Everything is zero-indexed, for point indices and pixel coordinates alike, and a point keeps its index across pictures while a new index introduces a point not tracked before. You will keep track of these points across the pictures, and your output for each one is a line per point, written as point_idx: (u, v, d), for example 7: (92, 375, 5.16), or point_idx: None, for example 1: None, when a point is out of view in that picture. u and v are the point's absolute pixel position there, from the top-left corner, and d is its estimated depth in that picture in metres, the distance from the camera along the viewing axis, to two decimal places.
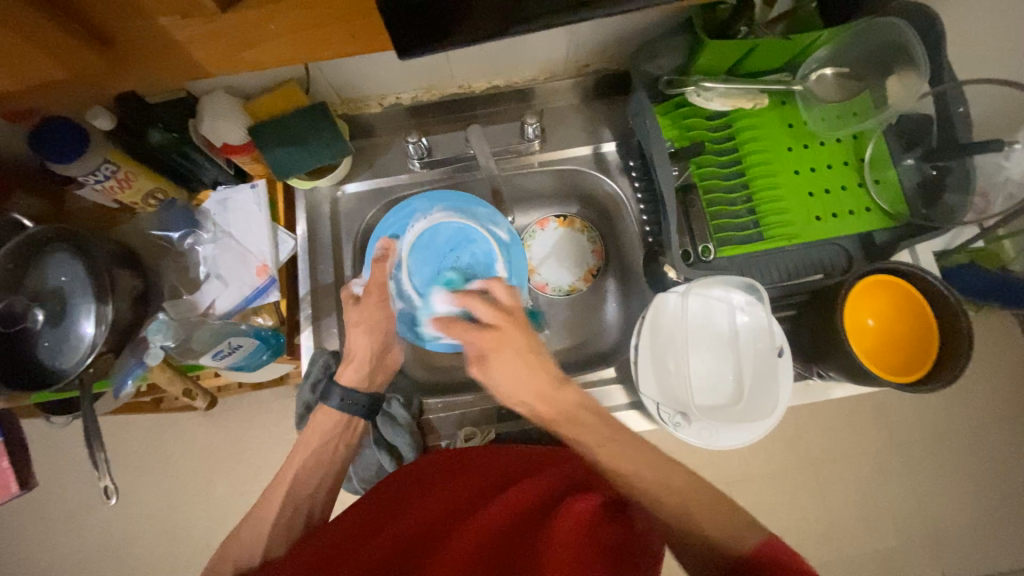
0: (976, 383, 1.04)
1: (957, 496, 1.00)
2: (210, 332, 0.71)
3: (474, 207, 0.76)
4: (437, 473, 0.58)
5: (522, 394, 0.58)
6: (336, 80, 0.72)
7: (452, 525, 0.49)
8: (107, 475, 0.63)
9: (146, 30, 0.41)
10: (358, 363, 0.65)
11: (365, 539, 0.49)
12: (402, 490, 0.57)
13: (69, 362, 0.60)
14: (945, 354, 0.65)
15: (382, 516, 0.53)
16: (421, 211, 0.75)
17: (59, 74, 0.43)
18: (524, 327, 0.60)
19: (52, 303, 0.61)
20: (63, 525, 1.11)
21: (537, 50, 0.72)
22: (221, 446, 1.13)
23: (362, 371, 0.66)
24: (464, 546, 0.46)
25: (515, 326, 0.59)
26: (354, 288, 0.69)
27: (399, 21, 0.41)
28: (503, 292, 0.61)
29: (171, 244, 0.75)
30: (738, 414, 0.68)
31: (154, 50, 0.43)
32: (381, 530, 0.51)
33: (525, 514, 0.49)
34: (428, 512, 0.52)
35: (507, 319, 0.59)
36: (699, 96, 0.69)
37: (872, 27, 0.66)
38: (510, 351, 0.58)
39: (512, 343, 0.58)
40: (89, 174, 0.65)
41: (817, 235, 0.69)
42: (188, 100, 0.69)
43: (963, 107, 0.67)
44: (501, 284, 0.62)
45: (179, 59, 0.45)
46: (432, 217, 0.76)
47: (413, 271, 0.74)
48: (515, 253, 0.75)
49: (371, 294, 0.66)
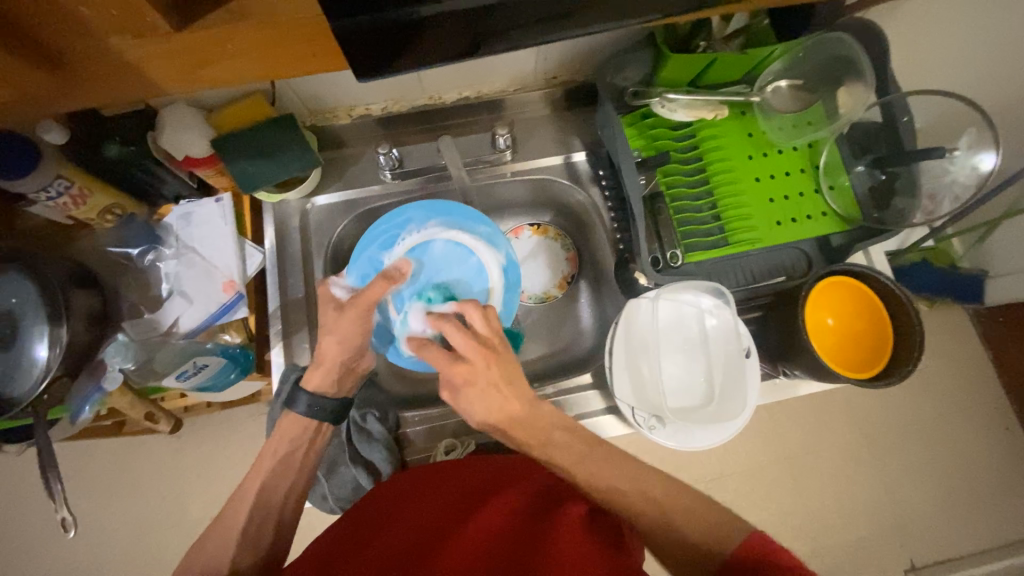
0: (931, 375, 1.10)
1: (920, 484, 1.05)
2: (174, 352, 0.69)
3: (477, 225, 0.74)
4: (412, 492, 0.57)
5: (495, 417, 0.53)
6: (304, 92, 0.71)
7: (434, 539, 0.49)
8: (65, 506, 0.59)
9: (99, 49, 0.40)
10: (326, 369, 0.62)
11: (343, 562, 0.49)
12: (374, 513, 0.55)
13: (21, 387, 0.58)
14: (903, 342, 0.68)
15: (360, 536, 0.52)
16: (415, 221, 0.74)
17: (2, 92, 0.41)
18: (503, 358, 0.53)
19: (1, 326, 0.58)
20: (18, 561, 1.05)
21: (507, 62, 0.74)
22: (191, 468, 1.09)
23: (330, 378, 0.63)
24: (448, 562, 0.46)
25: (490, 362, 0.52)
26: (335, 290, 0.65)
27: (359, 51, 0.41)
28: (478, 319, 0.55)
29: (131, 259, 0.73)
30: (712, 414, 0.70)
31: (106, 68, 0.42)
32: (358, 552, 0.50)
33: (507, 524, 0.49)
34: (406, 528, 0.51)
35: (483, 353, 0.53)
36: (664, 107, 0.71)
37: (821, 41, 0.70)
38: (484, 383, 0.52)
39: (486, 376, 0.52)
40: (41, 190, 0.62)
41: (780, 240, 0.72)
42: (146, 112, 0.67)
43: (907, 117, 0.72)
44: (474, 309, 0.55)
45: (134, 77, 0.43)
46: (427, 230, 0.74)
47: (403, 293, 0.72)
48: (513, 276, 0.75)
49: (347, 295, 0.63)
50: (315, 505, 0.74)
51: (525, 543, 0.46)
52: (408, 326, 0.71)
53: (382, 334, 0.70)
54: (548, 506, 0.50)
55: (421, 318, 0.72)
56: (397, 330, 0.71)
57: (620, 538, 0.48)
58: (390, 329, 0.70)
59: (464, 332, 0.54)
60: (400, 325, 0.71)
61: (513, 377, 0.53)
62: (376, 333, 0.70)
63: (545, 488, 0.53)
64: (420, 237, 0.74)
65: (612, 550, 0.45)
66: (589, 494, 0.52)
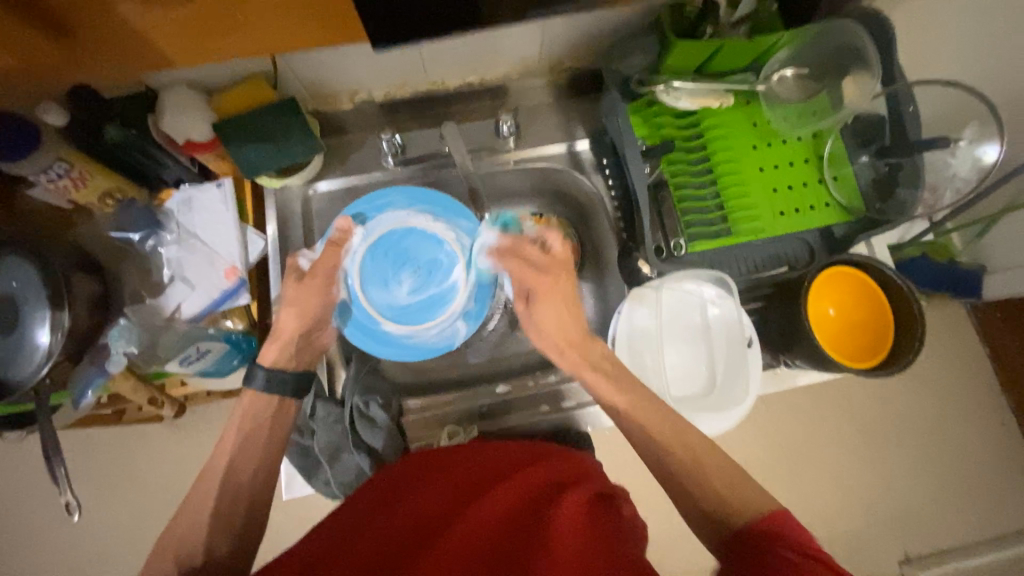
0: (928, 367, 1.11)
1: (914, 476, 1.07)
2: (178, 336, 0.68)
3: (459, 218, 0.73)
4: (412, 480, 0.56)
5: (559, 337, 0.64)
6: (305, 75, 0.70)
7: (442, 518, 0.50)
8: (69, 490, 0.59)
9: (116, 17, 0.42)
10: (283, 344, 0.66)
11: (347, 547, 0.49)
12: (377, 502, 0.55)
13: (25, 371, 0.58)
14: (898, 349, 0.68)
15: (378, 500, 0.55)
16: (397, 205, 0.73)
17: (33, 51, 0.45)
18: (570, 276, 0.67)
19: (4, 310, 0.59)
20: (21, 542, 1.06)
21: (510, 47, 0.73)
22: (193, 455, 1.10)
23: (287, 351, 0.66)
24: (454, 543, 0.46)
25: (562, 274, 0.66)
26: (301, 261, 0.69)
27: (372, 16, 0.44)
28: (555, 241, 0.67)
29: (131, 245, 0.72)
30: (712, 403, 0.69)
31: (125, 35, 0.45)
32: (377, 513, 0.53)
33: (509, 511, 0.49)
34: (418, 502, 0.53)
35: (563, 267, 0.67)
36: (668, 95, 0.71)
37: (826, 29, 0.70)
38: (560, 295, 0.65)
39: (559, 287, 0.65)
40: (42, 171, 0.62)
41: (781, 229, 0.72)
42: (146, 95, 0.65)
43: (912, 105, 0.71)
44: (556, 234, 0.67)
45: (153, 45, 0.46)
46: (408, 214, 0.73)
47: (368, 273, 0.72)
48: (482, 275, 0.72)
49: (315, 276, 0.67)
50: (318, 490, 0.73)
51: (529, 530, 0.47)
52: (376, 308, 0.71)
53: (343, 311, 0.70)
54: (554, 489, 0.51)
55: (389, 303, 0.72)
56: (357, 309, 0.71)
57: (622, 527, 0.48)
58: (352, 306, 0.70)
59: (541, 253, 0.67)
60: (365, 306, 0.71)
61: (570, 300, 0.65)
62: (337, 310, 0.70)
63: (551, 471, 0.53)
64: (390, 228, 0.73)
65: (612, 535, 0.46)
66: (593, 480, 0.53)
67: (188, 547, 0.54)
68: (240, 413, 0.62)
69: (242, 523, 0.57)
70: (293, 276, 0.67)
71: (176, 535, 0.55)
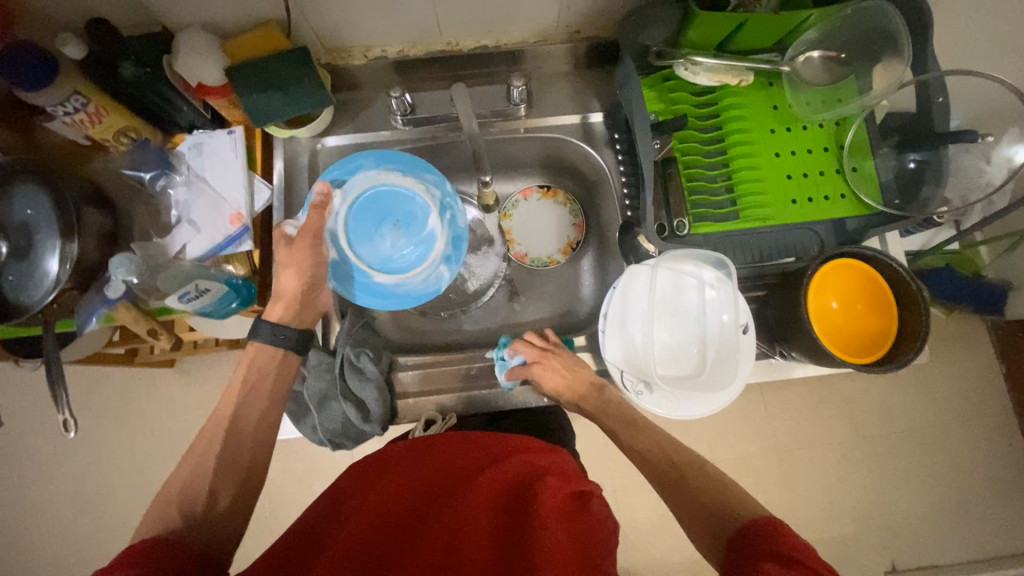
0: (937, 380, 1.08)
1: (910, 488, 1.05)
2: (178, 273, 0.67)
3: (421, 171, 0.74)
4: (399, 460, 0.58)
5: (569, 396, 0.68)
6: (319, 26, 0.69)
7: (434, 494, 0.53)
8: (66, 409, 0.61)
9: None
10: (287, 303, 0.66)
11: (337, 529, 0.51)
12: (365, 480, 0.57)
13: (32, 295, 0.60)
14: (905, 333, 0.66)
15: (370, 473, 0.57)
16: (367, 167, 0.73)
17: None
18: (563, 355, 0.71)
19: (16, 235, 0.61)
20: (40, 468, 1.13)
21: (529, 10, 0.71)
22: (202, 401, 1.16)
23: (292, 309, 0.67)
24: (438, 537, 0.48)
25: (552, 358, 0.70)
26: (288, 229, 0.68)
27: None
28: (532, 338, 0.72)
29: (142, 184, 0.74)
30: (700, 385, 0.69)
31: None
32: (369, 488, 0.55)
33: (490, 504, 0.51)
34: (413, 475, 0.55)
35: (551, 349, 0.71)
36: (686, 70, 0.69)
37: (860, 11, 0.67)
38: (557, 371, 0.69)
39: (553, 369, 0.69)
40: (59, 105, 0.63)
41: (792, 218, 0.70)
42: (164, 36, 0.67)
43: (943, 97, 0.68)
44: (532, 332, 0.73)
45: None
46: (378, 173, 0.73)
47: (353, 233, 0.71)
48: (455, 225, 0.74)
49: (303, 237, 0.66)
50: (304, 434, 0.75)
51: (516, 513, 0.50)
52: (368, 265, 0.71)
53: (337, 272, 0.71)
54: (539, 474, 0.54)
55: (377, 256, 0.72)
56: (350, 268, 0.71)
57: (596, 524, 0.53)
58: (344, 266, 0.71)
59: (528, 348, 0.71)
60: (358, 264, 0.71)
61: (575, 369, 0.69)
62: (331, 272, 0.70)
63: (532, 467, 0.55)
64: (370, 188, 0.72)
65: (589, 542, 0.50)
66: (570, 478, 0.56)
67: (190, 485, 0.55)
68: (245, 362, 0.64)
69: (244, 466, 0.59)
70: (283, 240, 0.67)
71: (181, 479, 0.56)
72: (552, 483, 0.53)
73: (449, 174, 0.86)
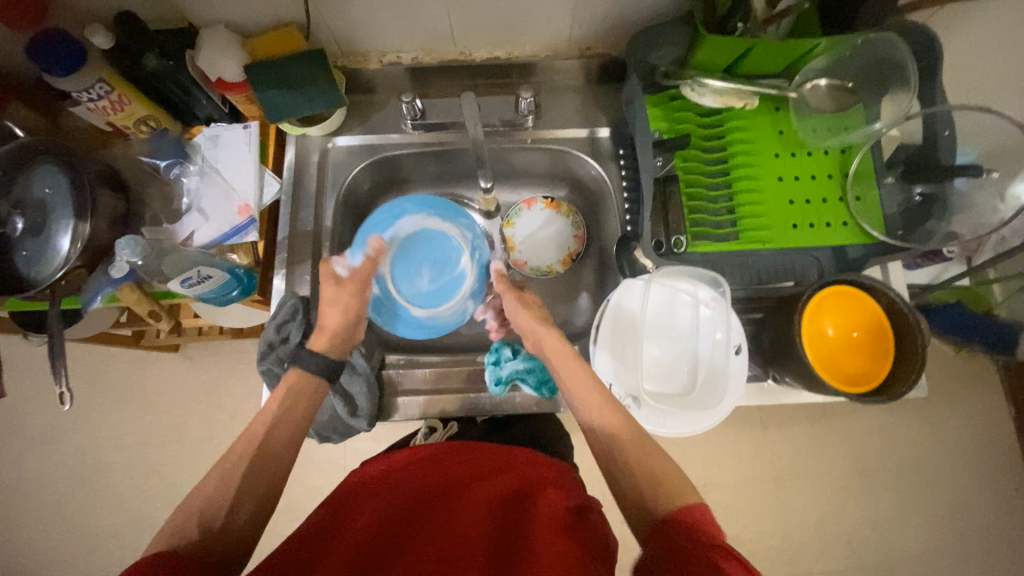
0: (940, 417, 1.06)
1: (909, 527, 1.02)
2: (183, 258, 0.69)
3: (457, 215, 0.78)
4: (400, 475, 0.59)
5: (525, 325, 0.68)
6: (338, 28, 0.72)
7: (434, 502, 0.54)
8: (64, 381, 0.63)
9: None
10: (331, 336, 0.66)
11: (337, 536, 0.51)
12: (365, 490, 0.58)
13: (43, 270, 0.63)
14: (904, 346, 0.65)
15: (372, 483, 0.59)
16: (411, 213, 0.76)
17: None
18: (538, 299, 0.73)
19: (33, 212, 0.64)
20: (42, 444, 1.15)
21: (542, 24, 0.73)
22: (203, 388, 1.18)
23: (336, 343, 0.66)
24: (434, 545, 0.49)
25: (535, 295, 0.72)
26: (337, 267, 0.68)
27: None
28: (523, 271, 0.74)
29: (157, 171, 0.77)
30: (689, 403, 0.68)
31: None
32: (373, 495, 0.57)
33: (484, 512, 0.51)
34: (417, 484, 0.57)
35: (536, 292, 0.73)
36: (693, 90, 0.71)
37: (868, 42, 0.68)
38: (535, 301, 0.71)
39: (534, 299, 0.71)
40: (83, 91, 0.66)
41: (792, 243, 0.70)
42: (189, 32, 0.69)
43: (949, 131, 0.69)
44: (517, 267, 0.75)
45: None
46: (421, 218, 0.77)
47: (396, 275, 0.76)
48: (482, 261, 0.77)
49: (353, 279, 0.68)
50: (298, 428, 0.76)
51: (512, 518, 0.50)
52: (407, 301, 0.75)
53: (379, 307, 0.74)
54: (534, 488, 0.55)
55: (414, 292, 0.76)
56: (391, 303, 0.74)
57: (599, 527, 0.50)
58: (386, 302, 0.74)
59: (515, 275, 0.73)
60: (399, 301, 0.75)
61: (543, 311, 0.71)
62: (373, 306, 0.73)
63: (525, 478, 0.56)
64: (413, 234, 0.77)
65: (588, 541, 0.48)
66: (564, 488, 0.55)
67: None
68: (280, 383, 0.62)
69: None
70: (332, 280, 0.67)
71: None
72: (546, 495, 0.53)
73: (456, 180, 0.89)
